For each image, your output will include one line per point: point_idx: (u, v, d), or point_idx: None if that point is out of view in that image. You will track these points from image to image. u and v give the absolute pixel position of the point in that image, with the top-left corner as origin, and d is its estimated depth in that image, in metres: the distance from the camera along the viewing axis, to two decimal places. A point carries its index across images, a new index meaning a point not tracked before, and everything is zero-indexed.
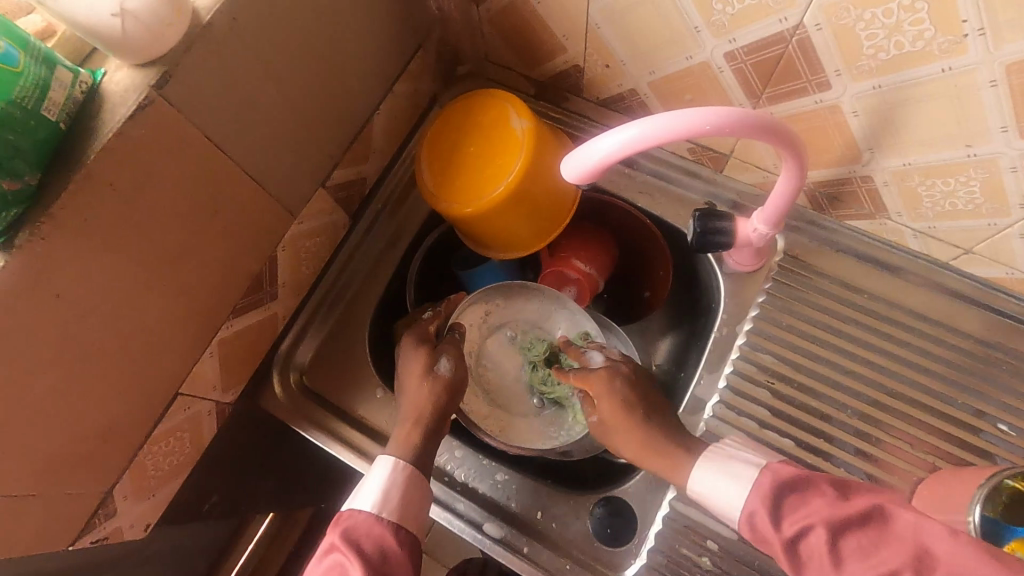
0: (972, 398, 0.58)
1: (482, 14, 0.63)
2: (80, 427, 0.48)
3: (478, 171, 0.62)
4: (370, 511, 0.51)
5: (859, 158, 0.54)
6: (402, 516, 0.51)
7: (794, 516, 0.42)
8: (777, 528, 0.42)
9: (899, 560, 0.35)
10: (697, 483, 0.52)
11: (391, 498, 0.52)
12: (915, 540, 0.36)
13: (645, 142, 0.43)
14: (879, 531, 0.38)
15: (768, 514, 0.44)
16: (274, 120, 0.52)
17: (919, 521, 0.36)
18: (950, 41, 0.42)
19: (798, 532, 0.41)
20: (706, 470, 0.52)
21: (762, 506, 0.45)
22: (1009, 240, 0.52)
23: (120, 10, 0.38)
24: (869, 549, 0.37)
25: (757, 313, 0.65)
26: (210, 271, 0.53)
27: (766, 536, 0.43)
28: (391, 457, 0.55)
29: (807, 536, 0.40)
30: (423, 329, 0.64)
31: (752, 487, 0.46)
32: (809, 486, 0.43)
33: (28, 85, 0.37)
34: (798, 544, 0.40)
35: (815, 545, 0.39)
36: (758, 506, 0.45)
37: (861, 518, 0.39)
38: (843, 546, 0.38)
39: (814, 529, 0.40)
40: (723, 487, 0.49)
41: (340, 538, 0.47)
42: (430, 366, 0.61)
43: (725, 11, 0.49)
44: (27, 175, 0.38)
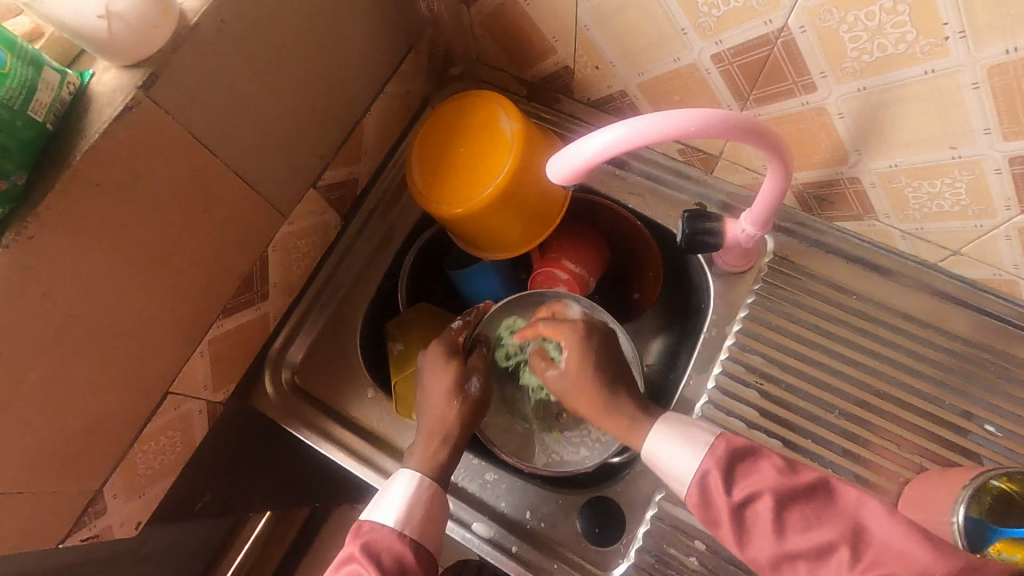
0: (959, 399, 0.59)
1: (473, 16, 0.64)
2: (69, 425, 0.48)
3: (468, 171, 0.63)
4: (393, 526, 0.51)
5: (846, 159, 0.54)
6: (423, 534, 0.51)
7: (744, 480, 0.43)
8: (725, 491, 0.43)
9: (839, 533, 0.39)
10: (654, 446, 0.50)
11: (414, 515, 0.52)
12: (856, 517, 0.39)
13: (630, 142, 0.43)
14: (822, 505, 0.41)
15: (722, 479, 0.44)
16: (263, 121, 0.53)
17: (862, 501, 0.40)
18: (932, 43, 0.42)
19: (744, 498, 0.42)
20: (659, 434, 0.50)
21: (717, 469, 0.45)
22: (995, 241, 0.53)
23: (106, 12, 0.38)
24: (811, 521, 0.40)
25: (746, 314, 0.65)
26: (199, 270, 0.53)
27: (709, 499, 0.44)
28: (415, 473, 0.54)
29: (754, 503, 0.42)
30: (451, 340, 0.63)
31: (707, 452, 0.46)
32: (760, 456, 0.44)
33: (14, 86, 0.37)
34: (743, 509, 0.42)
35: (762, 513, 0.41)
36: (708, 469, 0.45)
37: (807, 490, 0.41)
38: (789, 517, 0.41)
39: (764, 498, 0.41)
40: (674, 452, 0.48)
41: (360, 551, 0.48)
42: (462, 383, 0.60)
43: (711, 13, 0.49)
44: (14, 175, 0.39)
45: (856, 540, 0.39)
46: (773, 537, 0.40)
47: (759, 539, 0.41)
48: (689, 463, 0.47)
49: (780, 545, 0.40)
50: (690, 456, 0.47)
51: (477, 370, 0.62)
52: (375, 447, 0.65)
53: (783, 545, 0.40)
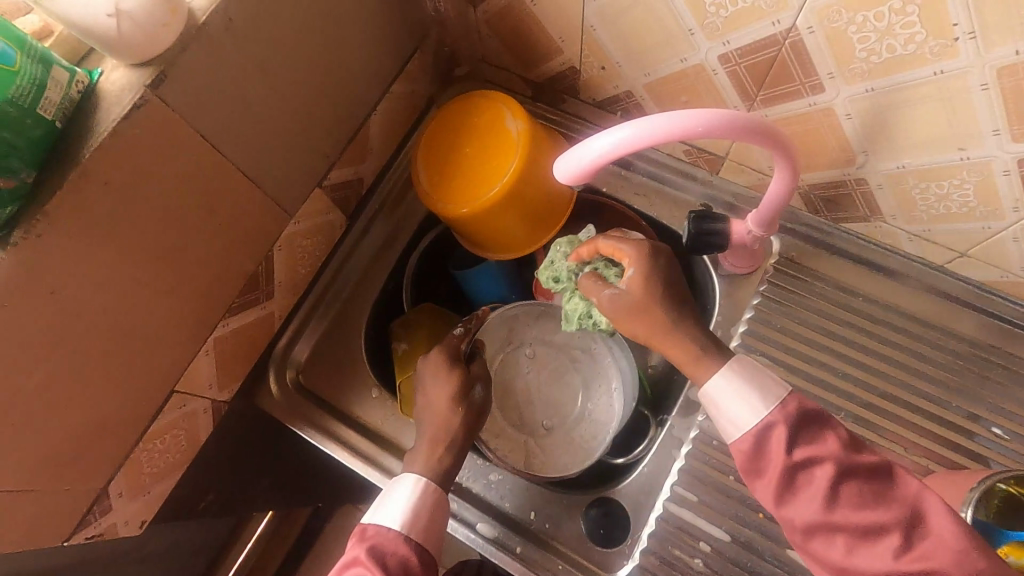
0: (966, 401, 0.58)
1: (479, 16, 0.64)
2: (75, 422, 0.49)
3: (473, 172, 0.63)
4: (398, 529, 0.50)
5: (853, 160, 0.54)
6: (427, 538, 0.51)
7: (805, 444, 0.42)
8: (786, 450, 0.42)
9: (893, 518, 0.39)
10: (715, 386, 0.46)
11: (419, 519, 0.51)
12: (912, 508, 0.39)
13: (636, 143, 0.42)
14: (879, 488, 0.40)
15: (786, 436, 0.42)
16: (270, 119, 0.53)
17: (924, 494, 0.39)
18: (941, 44, 0.42)
19: (805, 461, 0.41)
20: (728, 374, 0.46)
21: (782, 425, 0.43)
22: (1003, 243, 0.52)
23: (115, 10, 0.38)
24: (868, 500, 0.39)
25: (751, 315, 0.65)
26: (205, 268, 0.54)
27: (767, 450, 0.43)
28: (419, 478, 0.54)
29: (813, 468, 0.41)
30: (453, 346, 0.62)
31: (776, 406, 0.43)
32: (828, 427, 0.43)
33: (24, 84, 0.37)
34: (797, 472, 0.41)
35: (820, 480, 0.40)
36: (774, 422, 0.43)
37: (868, 470, 0.41)
38: (844, 490, 0.40)
39: (824, 467, 0.41)
40: (740, 397, 0.45)
41: (365, 553, 0.48)
42: (464, 391, 0.58)
43: (718, 14, 0.49)
44: (23, 173, 0.39)
45: (907, 528, 0.38)
46: (823, 506, 0.40)
47: (805, 502, 0.41)
48: (757, 410, 0.44)
49: (827, 514, 0.40)
50: (759, 404, 0.44)
51: (480, 376, 0.61)
52: (379, 446, 0.65)
53: (830, 516, 0.40)
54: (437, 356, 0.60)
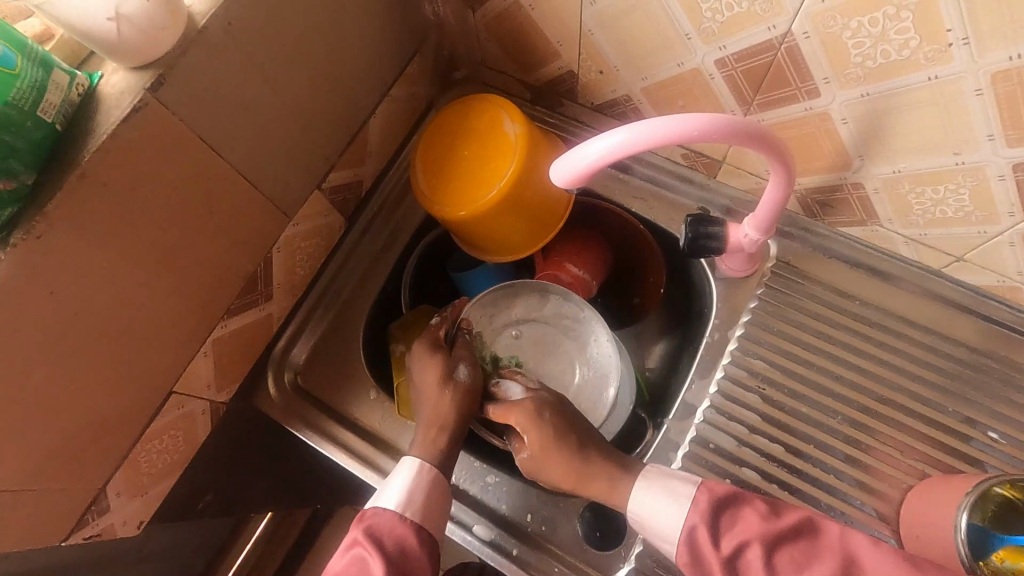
0: (963, 405, 0.58)
1: (478, 20, 0.64)
2: (74, 422, 0.49)
3: (472, 175, 0.63)
4: (395, 510, 0.51)
5: (849, 165, 0.54)
6: (425, 518, 0.51)
7: (730, 535, 0.44)
8: (715, 545, 0.44)
9: (831, 572, 0.40)
10: (638, 507, 0.51)
11: (416, 499, 0.52)
12: (845, 552, 0.41)
13: (627, 150, 0.43)
14: (810, 546, 0.42)
15: (709, 531, 0.45)
16: (269, 123, 0.53)
17: (846, 535, 0.41)
18: (935, 50, 0.42)
19: (735, 549, 0.43)
20: (641, 490, 0.51)
21: (703, 524, 0.45)
22: (999, 248, 0.53)
23: (116, 14, 0.38)
24: (802, 562, 0.41)
25: (749, 318, 0.65)
26: (204, 269, 0.54)
27: (701, 549, 0.45)
28: (415, 460, 0.55)
29: (745, 554, 0.43)
30: (432, 334, 0.63)
31: (689, 508, 0.47)
32: (743, 503, 0.46)
33: (24, 87, 0.37)
34: (735, 563, 0.43)
35: (754, 562, 0.42)
36: (696, 524, 0.46)
37: (792, 533, 0.43)
38: (779, 560, 0.41)
39: (752, 546, 0.42)
40: (657, 501, 0.50)
41: (363, 534, 0.48)
42: (449, 372, 0.60)
43: (714, 19, 0.49)
44: (22, 174, 0.39)
45: None
46: None
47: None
48: (679, 522, 0.47)
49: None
50: (677, 507, 0.48)
51: (465, 359, 0.62)
52: (377, 448, 0.65)
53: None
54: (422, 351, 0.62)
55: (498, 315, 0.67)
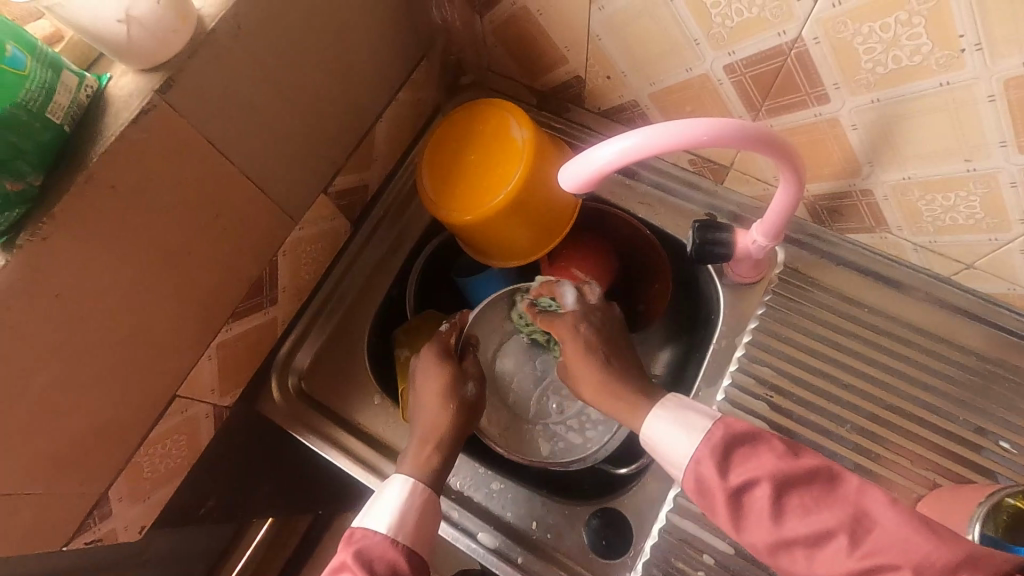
0: (974, 415, 0.58)
1: (485, 25, 0.64)
2: (77, 426, 0.48)
3: (479, 179, 0.63)
4: (387, 532, 0.50)
5: (859, 171, 0.54)
6: (417, 540, 0.50)
7: (739, 468, 0.44)
8: (721, 476, 0.44)
9: (838, 520, 0.39)
10: (652, 430, 0.52)
11: (408, 521, 0.51)
12: (856, 504, 0.39)
13: (642, 153, 0.43)
14: (823, 492, 0.41)
15: (717, 464, 0.45)
16: (276, 126, 0.53)
17: (864, 490, 0.39)
18: (947, 56, 0.42)
19: (741, 484, 0.43)
20: (659, 416, 0.52)
21: (711, 456, 0.45)
22: (1010, 255, 0.52)
23: (126, 17, 0.38)
24: (810, 507, 0.40)
25: (756, 325, 0.65)
26: (210, 272, 0.54)
27: (706, 479, 0.45)
28: (408, 479, 0.54)
29: (750, 491, 0.42)
30: (443, 341, 0.64)
31: (701, 440, 0.47)
32: (758, 441, 0.45)
33: (34, 88, 0.37)
34: (739, 496, 0.42)
35: (760, 500, 0.41)
36: (704, 457, 0.46)
37: (807, 477, 0.41)
38: (785, 501, 0.41)
39: (759, 485, 0.42)
40: (670, 429, 0.50)
41: (352, 556, 0.47)
42: (455, 389, 0.60)
43: (724, 24, 0.49)
44: (29, 176, 0.39)
45: (853, 528, 0.38)
46: (771, 523, 0.41)
47: (756, 526, 0.41)
48: (690, 444, 0.47)
49: (778, 531, 0.40)
50: (689, 439, 0.48)
51: (473, 375, 0.63)
52: (380, 454, 0.64)
53: (780, 531, 0.40)
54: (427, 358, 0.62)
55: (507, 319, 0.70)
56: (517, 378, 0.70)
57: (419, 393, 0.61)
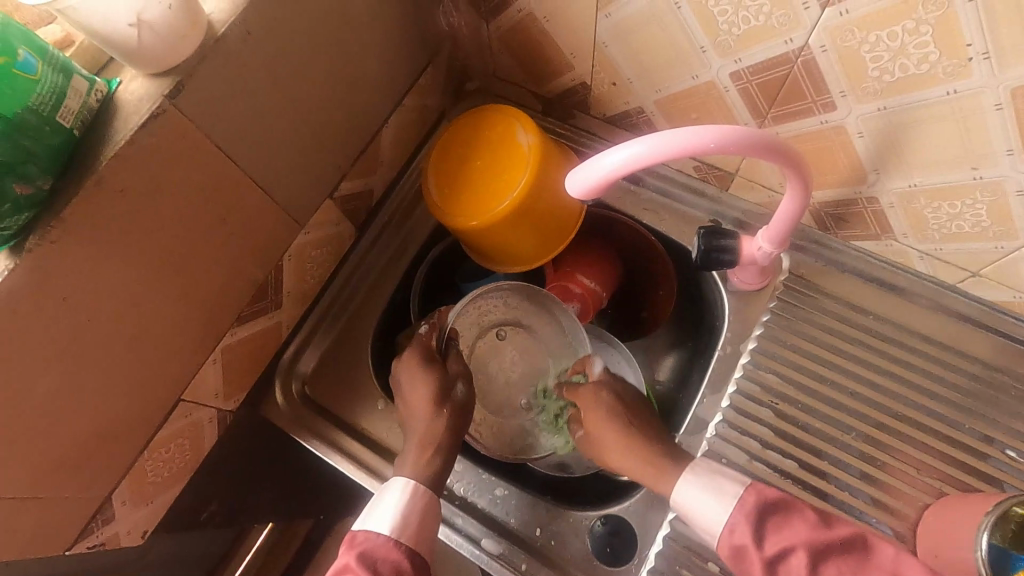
0: (980, 423, 0.58)
1: (492, 32, 0.65)
2: (81, 429, 0.48)
3: (484, 185, 0.63)
4: (388, 534, 0.49)
5: (865, 179, 0.54)
6: (419, 542, 0.50)
7: (774, 537, 0.43)
8: (758, 545, 0.43)
9: None
10: (681, 495, 0.51)
11: (408, 522, 0.51)
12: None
13: (647, 160, 0.43)
14: (860, 562, 0.40)
15: (752, 532, 0.44)
16: (284, 131, 0.53)
17: (900, 561, 0.40)
18: (954, 64, 0.42)
19: (777, 550, 0.42)
20: (687, 482, 0.51)
21: (745, 524, 0.45)
22: (1017, 263, 0.52)
23: (137, 21, 0.39)
24: None
25: (761, 332, 0.65)
26: (216, 276, 0.54)
27: (743, 547, 0.44)
28: (408, 480, 0.54)
29: (787, 558, 0.42)
30: (423, 344, 0.63)
31: (734, 506, 0.47)
32: (791, 510, 0.45)
33: (44, 92, 0.37)
34: (777, 565, 0.42)
35: (797, 568, 0.41)
36: (738, 523, 0.46)
37: (842, 546, 0.41)
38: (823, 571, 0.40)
39: (796, 552, 0.41)
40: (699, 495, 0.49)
41: (355, 558, 0.46)
42: (443, 393, 0.60)
43: (731, 32, 0.49)
44: (39, 180, 0.39)
45: None
46: None
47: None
48: (722, 510, 0.47)
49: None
50: (721, 502, 0.48)
51: (461, 374, 0.63)
52: (384, 459, 0.64)
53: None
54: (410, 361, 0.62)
55: (487, 315, 0.67)
56: (496, 377, 0.66)
57: (408, 402, 0.60)
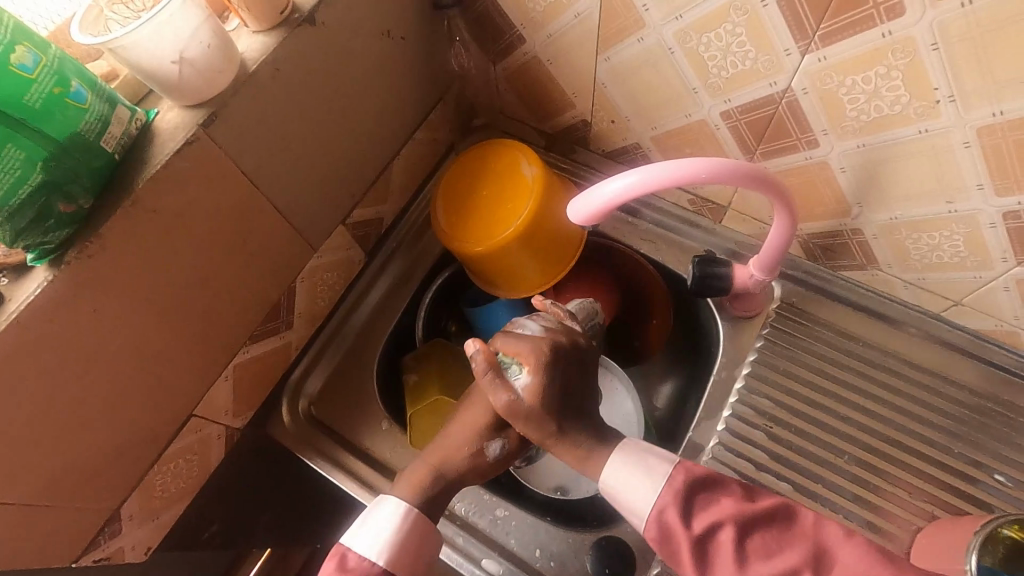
0: (970, 448, 0.59)
1: (499, 72, 0.69)
2: (99, 439, 0.50)
3: (490, 213, 0.66)
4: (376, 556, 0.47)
5: (849, 212, 0.57)
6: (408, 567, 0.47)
7: (702, 513, 0.44)
8: (684, 523, 0.44)
9: (799, 559, 0.40)
10: (608, 486, 0.49)
11: (401, 553, 0.48)
12: (814, 539, 0.41)
13: (642, 189, 0.46)
14: (781, 531, 0.42)
15: (677, 510, 0.44)
16: (304, 160, 0.57)
17: (820, 524, 0.42)
18: (924, 106, 0.46)
19: (705, 531, 0.43)
20: (616, 461, 0.49)
21: (671, 503, 0.45)
22: (995, 292, 0.55)
23: (179, 58, 0.43)
24: (772, 546, 0.41)
25: (754, 358, 0.67)
26: (232, 295, 0.56)
27: (670, 533, 0.44)
28: (401, 502, 0.50)
29: (716, 535, 0.43)
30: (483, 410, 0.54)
31: (663, 485, 0.46)
32: (717, 487, 0.46)
33: (92, 120, 0.41)
34: (705, 543, 0.43)
35: (724, 544, 0.42)
36: (667, 504, 0.45)
37: (764, 517, 0.43)
38: (749, 544, 0.42)
39: (722, 528, 0.42)
40: (625, 478, 0.48)
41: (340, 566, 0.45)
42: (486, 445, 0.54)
43: (720, 75, 0.53)
44: (81, 199, 0.42)
45: (816, 565, 0.40)
46: (737, 567, 0.41)
47: (720, 568, 0.42)
48: (648, 492, 0.46)
49: (744, 574, 0.41)
50: (646, 482, 0.47)
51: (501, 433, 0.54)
52: (386, 479, 0.65)
53: (745, 574, 0.41)
54: (482, 410, 0.54)
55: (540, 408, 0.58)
56: None
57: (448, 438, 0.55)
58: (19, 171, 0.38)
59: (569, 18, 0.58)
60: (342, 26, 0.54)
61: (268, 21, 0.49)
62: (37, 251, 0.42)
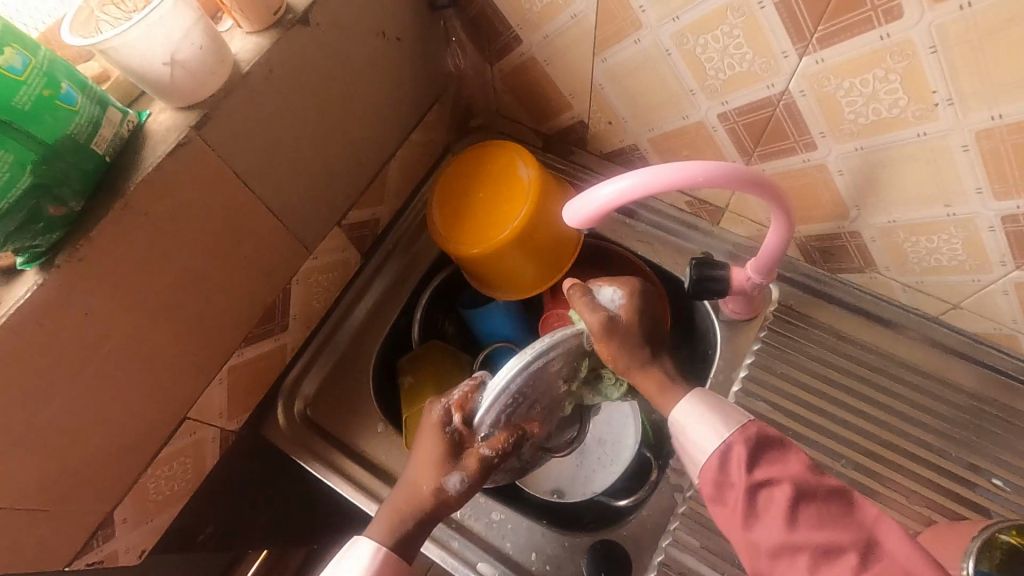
0: (967, 452, 0.59)
1: (496, 73, 0.69)
2: (91, 442, 0.50)
3: (487, 214, 0.66)
4: None
5: (847, 215, 0.57)
6: None
7: (764, 466, 0.44)
8: (746, 468, 0.44)
9: (849, 538, 0.39)
10: (683, 417, 0.50)
11: None
12: (870, 531, 0.40)
13: (636, 193, 0.46)
14: (839, 511, 0.41)
15: (743, 457, 0.45)
16: (298, 162, 0.56)
17: (880, 518, 0.40)
18: (922, 109, 0.45)
19: (764, 482, 0.43)
20: (698, 402, 0.50)
21: (739, 448, 0.45)
22: (993, 296, 0.54)
23: (171, 60, 0.42)
24: (826, 519, 0.40)
25: (751, 360, 0.66)
26: (226, 297, 0.56)
27: (727, 477, 0.45)
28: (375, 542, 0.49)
29: (772, 488, 0.43)
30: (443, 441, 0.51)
31: (737, 429, 0.47)
32: (787, 452, 0.45)
33: (82, 122, 0.41)
34: (758, 491, 0.43)
35: (777, 500, 0.42)
36: (734, 445, 0.45)
37: (827, 493, 0.42)
38: (802, 510, 0.41)
39: (781, 486, 0.42)
40: (700, 421, 0.48)
41: None
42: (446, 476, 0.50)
43: (717, 77, 0.53)
44: (71, 202, 0.42)
45: (863, 549, 0.39)
46: (784, 525, 0.41)
47: (767, 523, 0.42)
48: (720, 434, 0.47)
49: (789, 534, 0.40)
50: (722, 427, 0.47)
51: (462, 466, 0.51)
52: (381, 481, 0.65)
53: (790, 534, 0.40)
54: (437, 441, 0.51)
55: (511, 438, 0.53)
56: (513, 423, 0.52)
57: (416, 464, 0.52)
58: (8, 174, 0.38)
59: (566, 19, 0.57)
60: (337, 28, 0.53)
61: (261, 22, 0.48)
62: (27, 254, 0.41)
